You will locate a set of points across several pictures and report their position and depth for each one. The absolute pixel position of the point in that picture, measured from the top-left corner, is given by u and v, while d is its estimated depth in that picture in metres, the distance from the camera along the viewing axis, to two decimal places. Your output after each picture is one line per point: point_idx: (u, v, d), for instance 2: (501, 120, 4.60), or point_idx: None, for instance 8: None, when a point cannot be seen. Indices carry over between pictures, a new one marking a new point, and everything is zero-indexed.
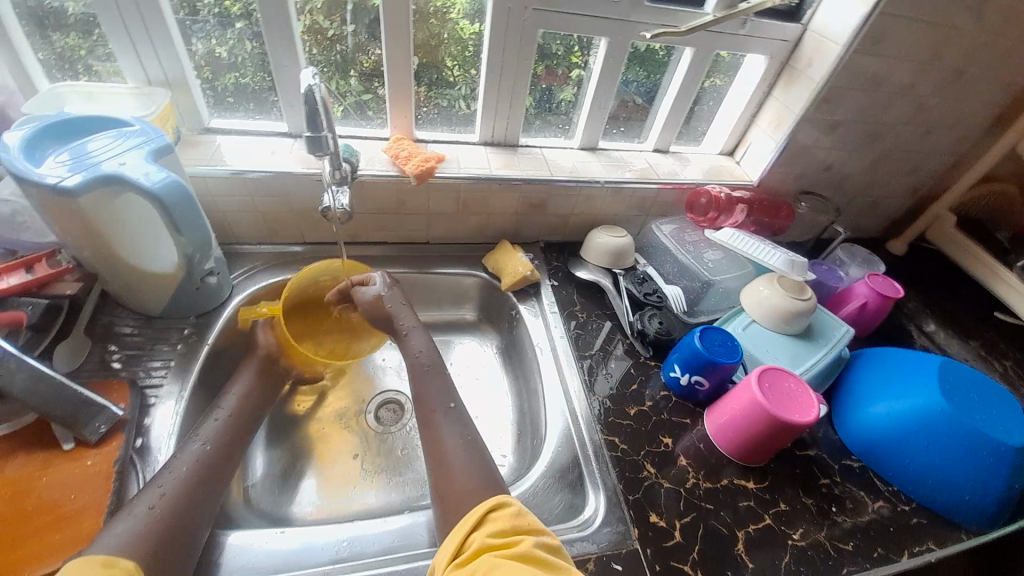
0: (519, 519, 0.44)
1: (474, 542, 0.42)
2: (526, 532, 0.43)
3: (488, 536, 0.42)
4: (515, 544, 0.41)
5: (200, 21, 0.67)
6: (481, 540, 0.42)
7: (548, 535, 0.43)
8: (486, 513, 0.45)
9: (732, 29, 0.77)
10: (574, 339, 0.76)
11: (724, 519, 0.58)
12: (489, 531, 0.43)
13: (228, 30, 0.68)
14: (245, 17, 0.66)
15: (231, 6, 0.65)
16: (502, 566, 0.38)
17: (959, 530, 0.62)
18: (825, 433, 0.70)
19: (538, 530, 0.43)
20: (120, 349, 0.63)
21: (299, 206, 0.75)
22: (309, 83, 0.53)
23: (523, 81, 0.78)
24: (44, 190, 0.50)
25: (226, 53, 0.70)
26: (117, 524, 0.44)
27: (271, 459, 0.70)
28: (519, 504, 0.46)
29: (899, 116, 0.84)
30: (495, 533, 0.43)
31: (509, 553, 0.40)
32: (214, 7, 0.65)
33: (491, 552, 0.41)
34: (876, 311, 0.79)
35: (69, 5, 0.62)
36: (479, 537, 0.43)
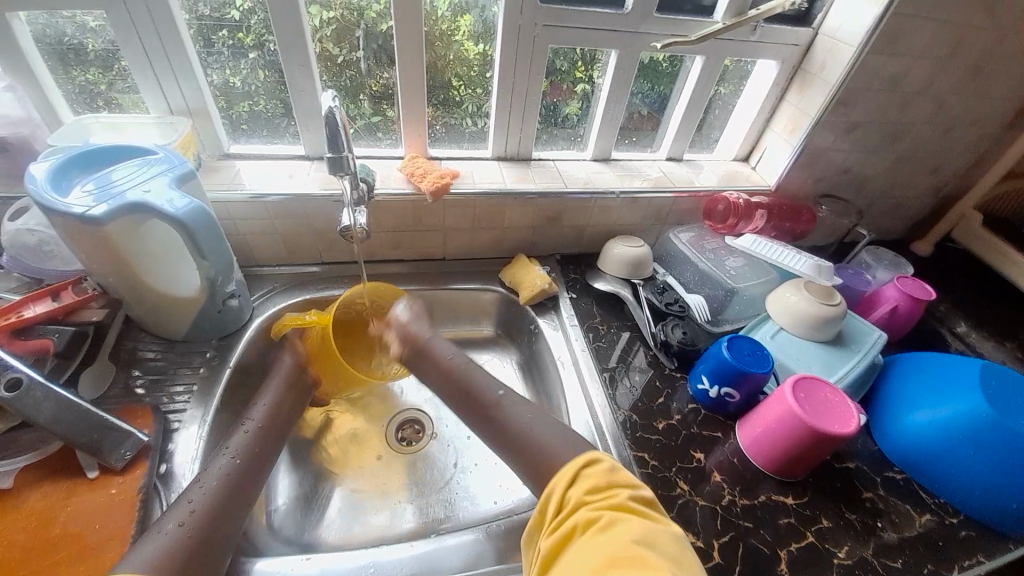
0: (614, 474, 0.42)
1: (570, 498, 0.41)
2: (623, 487, 0.41)
3: (584, 494, 0.41)
4: (613, 500, 0.40)
5: (215, 53, 0.68)
6: (577, 497, 0.41)
7: (644, 488, 0.41)
8: (581, 467, 0.43)
9: (742, 36, 0.77)
10: (595, 352, 0.75)
11: (764, 538, 0.56)
12: (582, 487, 0.42)
13: (241, 59, 0.69)
14: (258, 47, 0.68)
15: (244, 38, 0.67)
16: (604, 538, 0.36)
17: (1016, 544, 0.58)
18: (864, 443, 0.67)
19: (633, 484, 0.41)
20: (144, 374, 0.63)
21: (315, 226, 0.76)
22: (328, 106, 0.55)
23: (534, 96, 0.79)
24: (71, 219, 0.50)
25: (240, 82, 0.72)
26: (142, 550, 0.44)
27: (293, 483, 0.69)
28: (614, 460, 0.44)
29: (917, 116, 0.82)
30: (592, 491, 0.41)
31: (605, 511, 0.38)
32: (228, 39, 0.67)
33: (586, 508, 0.40)
34: (908, 314, 0.76)
35: (90, 42, 0.64)
36: (575, 495, 0.41)
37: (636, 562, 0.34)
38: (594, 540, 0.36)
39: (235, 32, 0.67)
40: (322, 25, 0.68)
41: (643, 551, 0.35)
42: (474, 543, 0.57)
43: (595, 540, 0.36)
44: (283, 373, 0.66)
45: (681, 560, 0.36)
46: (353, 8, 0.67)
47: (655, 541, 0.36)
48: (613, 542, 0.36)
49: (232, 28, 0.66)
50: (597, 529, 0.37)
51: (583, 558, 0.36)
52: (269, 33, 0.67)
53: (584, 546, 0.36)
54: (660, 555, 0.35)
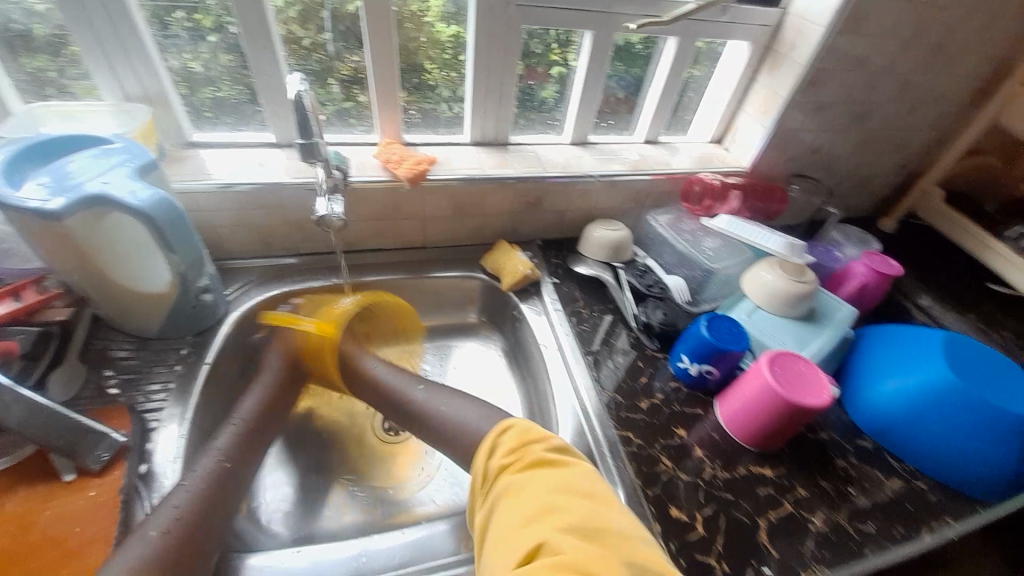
0: (527, 433, 0.47)
1: (491, 466, 0.46)
2: (534, 441, 0.46)
3: (502, 458, 0.46)
4: (526, 455, 0.45)
5: (171, 36, 0.65)
6: (496, 464, 0.46)
7: (555, 436, 0.46)
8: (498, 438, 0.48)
9: (715, 17, 0.77)
10: (579, 336, 0.76)
11: (745, 508, 0.58)
12: (501, 454, 0.46)
13: (200, 43, 0.66)
14: (217, 29, 0.65)
15: (202, 19, 0.64)
16: (521, 489, 0.41)
17: (974, 503, 0.62)
18: (837, 414, 0.70)
19: (544, 436, 0.46)
20: (116, 373, 0.61)
21: (289, 216, 0.73)
22: (298, 91, 0.53)
23: (510, 80, 0.77)
24: (27, 214, 0.48)
25: (200, 67, 0.68)
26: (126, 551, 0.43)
27: (280, 478, 0.68)
28: (526, 422, 0.49)
29: (883, 96, 0.85)
30: (509, 454, 0.46)
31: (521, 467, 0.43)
32: (185, 20, 0.64)
33: (506, 470, 0.44)
34: (875, 289, 0.80)
35: (34, 27, 0.60)
36: (496, 460, 0.46)
37: (547, 506, 0.38)
38: (513, 496, 0.41)
39: (192, 13, 0.63)
40: (286, 5, 0.65)
41: (553, 491, 0.39)
42: (466, 527, 0.58)
43: (513, 495, 0.41)
44: (273, 371, 0.64)
45: (591, 490, 0.40)
46: None
47: (564, 480, 0.41)
48: (528, 492, 0.40)
49: (188, 8, 0.63)
50: (513, 489, 0.41)
51: (506, 516, 0.39)
52: (229, 15, 0.64)
53: (505, 503, 0.41)
54: (568, 492, 0.39)
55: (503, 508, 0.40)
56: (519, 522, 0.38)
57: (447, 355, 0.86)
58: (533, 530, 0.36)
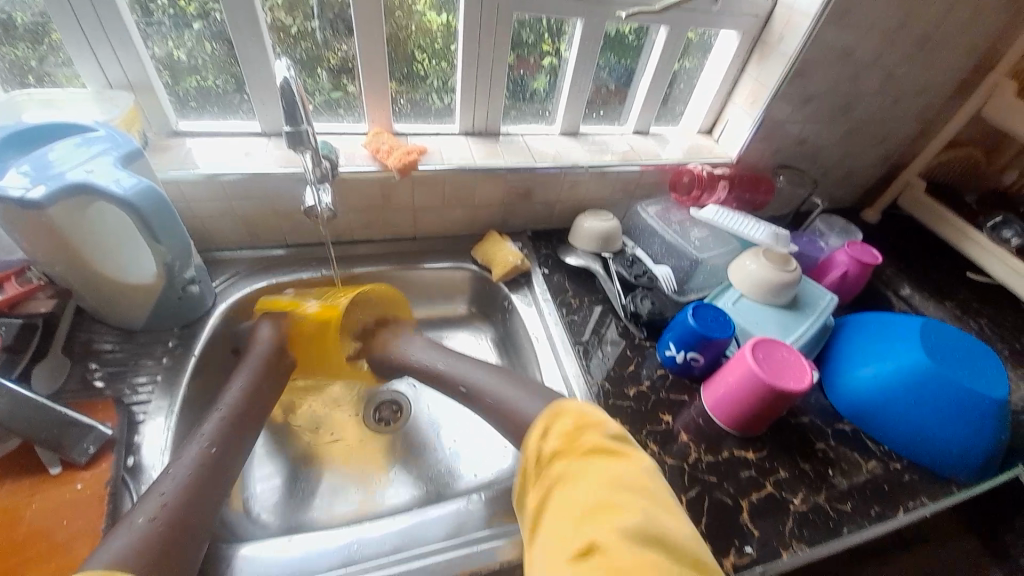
0: (583, 418, 0.47)
1: (545, 450, 0.46)
2: (590, 427, 0.46)
3: (557, 441, 0.46)
4: (581, 442, 0.45)
5: (155, 23, 0.64)
6: (552, 446, 0.46)
7: (611, 424, 0.46)
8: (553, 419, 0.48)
9: (705, 7, 0.77)
10: (569, 325, 0.77)
11: (728, 490, 0.60)
12: (554, 439, 0.47)
13: (184, 30, 0.65)
14: (202, 17, 0.64)
15: (186, 6, 0.63)
16: (580, 480, 0.42)
17: (948, 483, 0.64)
18: (817, 399, 0.72)
19: (599, 422, 0.47)
20: (101, 367, 0.60)
21: (279, 207, 0.73)
22: (283, 76, 0.52)
23: (501, 69, 0.77)
24: (7, 202, 0.47)
25: (185, 55, 0.67)
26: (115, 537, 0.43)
27: (271, 468, 0.69)
28: (581, 404, 0.49)
29: (868, 87, 0.86)
30: (563, 438, 0.46)
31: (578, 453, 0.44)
32: (169, 7, 0.63)
33: (562, 455, 0.45)
34: (857, 278, 0.82)
35: (17, 14, 0.59)
36: (550, 444, 0.46)
37: (605, 501, 0.39)
38: (572, 485, 0.42)
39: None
40: None
41: (612, 485, 0.40)
42: (455, 513, 0.59)
43: (570, 486, 0.42)
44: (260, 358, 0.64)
45: (650, 488, 0.41)
46: None
47: (622, 472, 0.41)
48: (586, 486, 0.41)
49: None
50: (571, 477, 0.42)
51: (565, 505, 0.40)
52: (214, 2, 0.63)
53: (565, 490, 0.42)
54: (625, 487, 0.40)
55: (559, 497, 0.42)
56: (581, 516, 0.39)
57: (438, 346, 0.87)
58: (589, 526, 0.38)
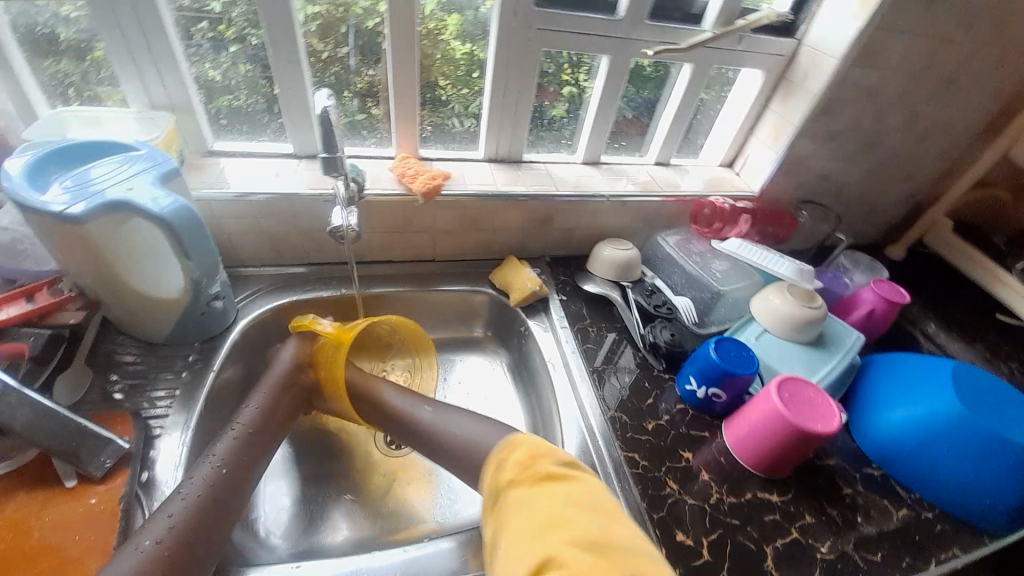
0: (536, 448, 0.49)
1: (501, 481, 0.48)
2: (542, 455, 0.47)
3: (510, 472, 0.47)
4: (534, 470, 0.46)
5: (194, 46, 0.67)
6: (508, 477, 0.47)
7: (563, 451, 0.48)
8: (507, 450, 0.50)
9: (730, 45, 0.79)
10: (586, 354, 0.76)
11: (751, 534, 0.57)
12: (510, 468, 0.48)
13: (221, 53, 0.68)
14: (238, 40, 0.67)
15: (224, 30, 0.66)
16: (531, 504, 0.42)
17: (984, 536, 0.61)
18: (843, 441, 0.69)
19: (551, 450, 0.48)
20: (121, 379, 0.61)
21: (304, 226, 0.74)
22: (323, 106, 0.55)
23: (527, 99, 0.79)
24: (47, 217, 0.49)
25: (220, 75, 0.70)
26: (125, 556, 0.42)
27: (281, 488, 0.68)
28: (533, 435, 0.50)
29: (893, 126, 0.86)
30: (517, 468, 0.47)
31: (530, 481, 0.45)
32: (208, 31, 0.66)
33: (516, 484, 0.46)
34: (883, 317, 0.80)
35: (61, 30, 0.62)
36: (505, 475, 0.47)
37: (558, 523, 0.40)
38: (524, 510, 0.42)
39: (215, 25, 0.65)
40: (306, 21, 0.67)
41: (564, 508, 0.41)
42: (464, 545, 0.57)
43: (523, 509, 0.43)
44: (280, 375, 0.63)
45: (601, 507, 0.42)
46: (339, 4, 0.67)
47: (574, 495, 0.42)
48: (539, 508, 0.42)
49: (212, 20, 0.65)
50: (524, 504, 0.43)
51: (518, 530, 0.41)
52: (252, 28, 0.66)
53: (518, 516, 0.42)
54: (577, 510, 0.41)
55: (509, 520, 0.43)
56: (531, 539, 0.39)
57: (452, 369, 0.86)
58: (542, 543, 0.39)
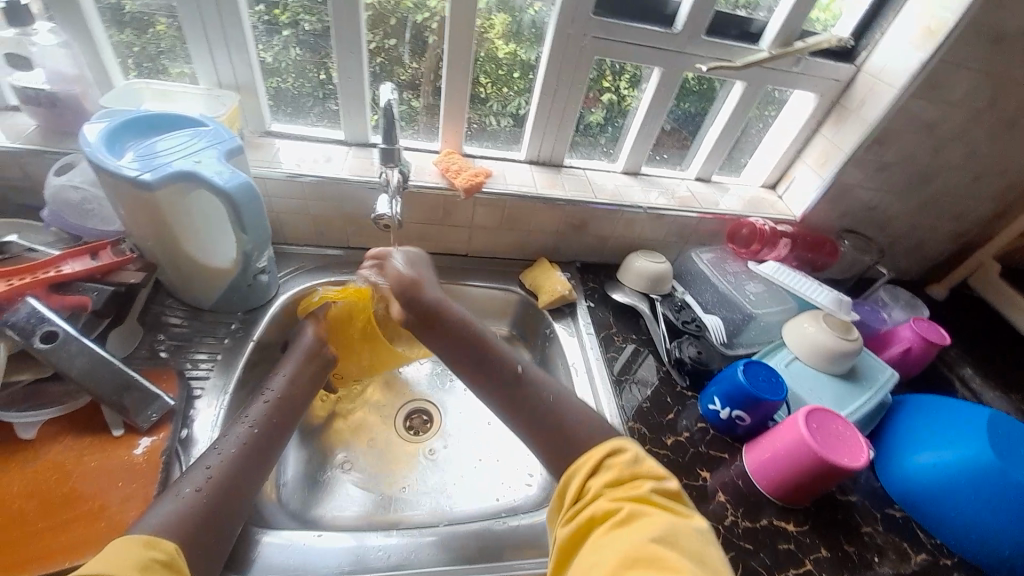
0: (636, 467, 0.45)
1: (590, 487, 0.44)
2: (643, 479, 0.44)
3: (605, 482, 0.44)
4: (633, 489, 0.43)
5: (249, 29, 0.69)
6: (599, 485, 0.44)
7: (666, 480, 0.44)
8: (604, 457, 0.47)
9: (785, 66, 0.78)
10: (609, 362, 0.76)
11: (763, 561, 0.57)
12: (604, 478, 0.45)
13: (274, 36, 0.70)
14: (293, 25, 0.69)
15: (280, 14, 0.68)
16: (627, 526, 0.39)
17: None
18: (866, 479, 0.67)
19: (653, 476, 0.45)
20: (168, 338, 0.64)
21: (347, 211, 0.77)
22: (388, 97, 0.60)
23: (574, 105, 0.80)
24: (122, 180, 0.52)
25: (271, 58, 0.72)
26: (163, 503, 0.45)
27: (303, 459, 0.70)
28: (638, 451, 0.47)
29: (949, 161, 0.83)
30: (612, 482, 0.44)
31: (627, 498, 0.42)
32: (264, 14, 0.68)
33: (608, 497, 0.43)
34: (919, 356, 0.77)
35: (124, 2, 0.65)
36: (597, 483, 0.45)
37: (653, 555, 0.37)
38: (617, 530, 0.39)
39: (271, 8, 0.67)
40: None
41: (663, 545, 0.38)
42: (476, 537, 0.58)
43: (615, 530, 0.40)
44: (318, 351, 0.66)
45: (703, 554, 0.38)
46: None
47: (676, 530, 0.39)
48: (636, 534, 0.38)
49: (267, 4, 0.67)
50: (618, 522, 0.40)
51: (606, 549, 0.39)
52: (305, 13, 0.68)
53: (609, 532, 0.40)
54: (678, 549, 0.38)
55: (601, 537, 0.40)
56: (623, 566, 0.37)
57: None
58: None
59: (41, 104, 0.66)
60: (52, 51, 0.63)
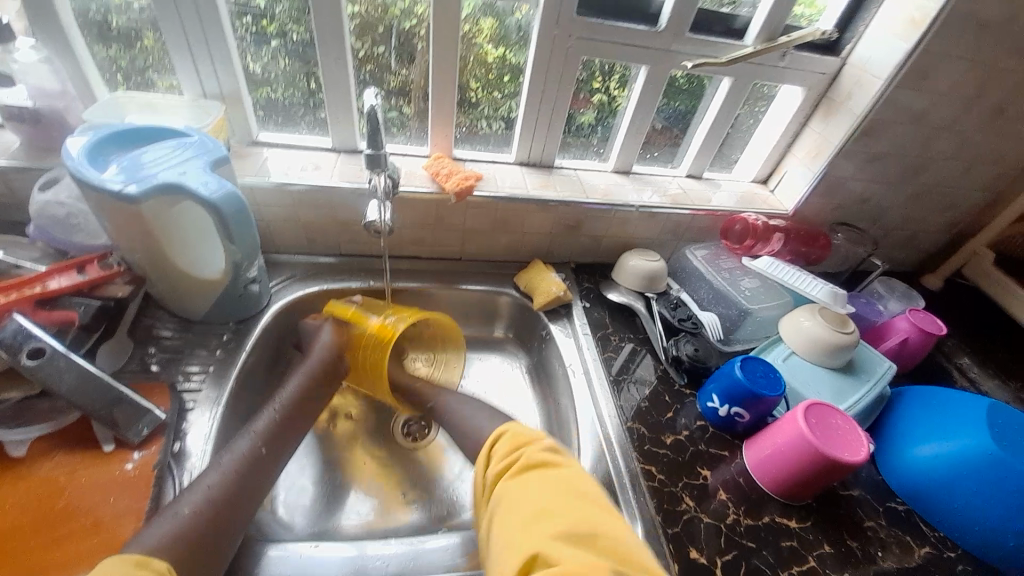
0: (517, 439, 0.47)
1: (487, 477, 0.46)
2: (524, 446, 0.46)
3: (496, 463, 0.46)
4: (519, 461, 0.45)
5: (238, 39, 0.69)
6: (493, 467, 0.46)
7: (545, 439, 0.47)
8: (492, 443, 0.48)
9: (771, 61, 0.78)
10: (607, 363, 0.75)
11: (767, 559, 0.56)
12: (497, 461, 0.46)
13: (262, 47, 0.70)
14: (280, 36, 0.69)
15: (267, 26, 0.68)
16: (519, 495, 0.41)
17: None
18: (868, 473, 0.67)
19: (534, 440, 0.47)
20: (160, 351, 0.64)
21: (337, 218, 0.76)
22: (372, 103, 0.57)
23: (562, 106, 0.79)
24: (107, 195, 0.51)
25: (260, 68, 0.72)
26: (156, 524, 0.44)
27: (300, 470, 0.69)
28: (516, 425, 0.49)
29: (939, 151, 0.83)
30: (501, 459, 0.46)
31: (514, 471, 0.44)
32: (252, 25, 0.68)
33: (500, 475, 0.45)
34: (917, 347, 0.77)
35: (112, 18, 0.65)
36: (490, 467, 0.46)
37: (543, 513, 0.39)
38: (511, 503, 0.41)
39: (259, 19, 0.68)
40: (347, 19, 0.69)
41: (549, 501, 0.40)
42: (475, 542, 0.58)
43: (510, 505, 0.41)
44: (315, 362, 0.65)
45: (584, 491, 0.41)
46: (379, 5, 0.68)
47: (558, 483, 0.42)
48: (526, 501, 0.40)
49: (255, 15, 0.67)
50: (512, 496, 0.42)
51: (505, 524, 0.40)
52: (294, 23, 0.68)
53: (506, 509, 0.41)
54: (563, 499, 0.40)
55: (500, 513, 0.41)
56: (517, 532, 0.38)
57: (469, 367, 0.86)
58: (533, 541, 0.37)
59: (24, 120, 0.65)
60: (35, 68, 0.63)
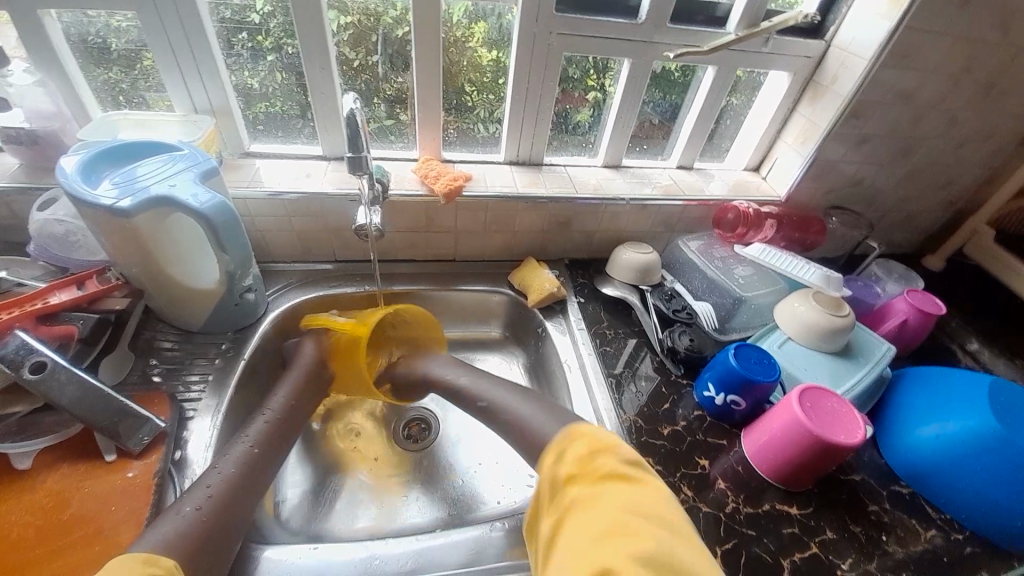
0: (595, 442, 0.46)
1: (558, 474, 0.46)
2: (601, 453, 0.45)
3: (569, 465, 0.46)
4: (594, 468, 0.44)
5: (234, 55, 0.70)
6: (565, 470, 0.46)
7: (625, 449, 0.45)
8: (566, 443, 0.48)
9: (755, 47, 0.78)
10: (602, 357, 0.76)
11: (768, 546, 0.56)
12: (568, 462, 0.46)
13: (259, 62, 0.71)
14: (276, 49, 0.70)
15: (263, 40, 0.69)
16: (593, 499, 0.41)
17: (1011, 557, 0.58)
18: (870, 456, 0.66)
19: (613, 446, 0.45)
20: (161, 363, 0.65)
21: (331, 225, 0.77)
22: (350, 108, 0.57)
23: (548, 103, 0.80)
24: (99, 210, 0.52)
25: (258, 83, 0.74)
26: (164, 522, 0.45)
27: (302, 474, 0.70)
28: (595, 429, 0.48)
29: (930, 130, 0.82)
30: (576, 462, 0.46)
31: (589, 477, 0.43)
32: (248, 41, 0.69)
33: (573, 478, 0.44)
34: (917, 328, 0.76)
35: (112, 40, 0.67)
36: (562, 467, 0.46)
37: (617, 525, 0.37)
38: (586, 508, 0.40)
39: (254, 34, 0.69)
40: (340, 29, 0.70)
41: (625, 509, 0.39)
42: (474, 538, 0.58)
43: (584, 508, 0.40)
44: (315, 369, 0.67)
45: (662, 513, 0.39)
46: (370, 13, 0.69)
47: (633, 496, 0.40)
48: (601, 508, 0.39)
49: (251, 30, 0.68)
50: (586, 501, 0.41)
51: (575, 529, 0.40)
52: (289, 37, 0.69)
53: (580, 511, 0.41)
54: (636, 512, 0.38)
55: (572, 517, 0.41)
56: (589, 541, 0.37)
57: (468, 367, 0.87)
58: (603, 549, 0.36)
59: (22, 141, 0.67)
60: (30, 91, 0.66)
